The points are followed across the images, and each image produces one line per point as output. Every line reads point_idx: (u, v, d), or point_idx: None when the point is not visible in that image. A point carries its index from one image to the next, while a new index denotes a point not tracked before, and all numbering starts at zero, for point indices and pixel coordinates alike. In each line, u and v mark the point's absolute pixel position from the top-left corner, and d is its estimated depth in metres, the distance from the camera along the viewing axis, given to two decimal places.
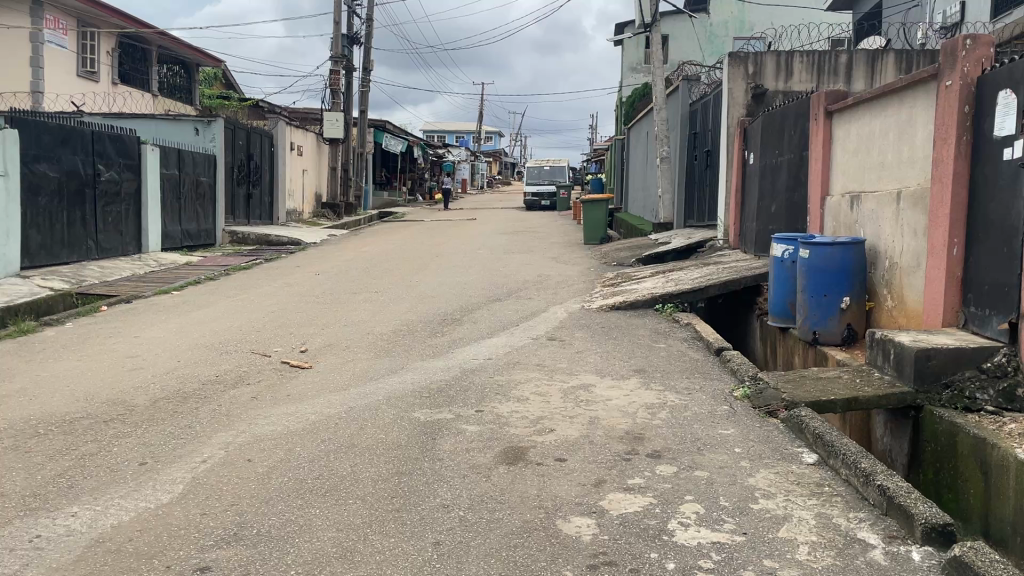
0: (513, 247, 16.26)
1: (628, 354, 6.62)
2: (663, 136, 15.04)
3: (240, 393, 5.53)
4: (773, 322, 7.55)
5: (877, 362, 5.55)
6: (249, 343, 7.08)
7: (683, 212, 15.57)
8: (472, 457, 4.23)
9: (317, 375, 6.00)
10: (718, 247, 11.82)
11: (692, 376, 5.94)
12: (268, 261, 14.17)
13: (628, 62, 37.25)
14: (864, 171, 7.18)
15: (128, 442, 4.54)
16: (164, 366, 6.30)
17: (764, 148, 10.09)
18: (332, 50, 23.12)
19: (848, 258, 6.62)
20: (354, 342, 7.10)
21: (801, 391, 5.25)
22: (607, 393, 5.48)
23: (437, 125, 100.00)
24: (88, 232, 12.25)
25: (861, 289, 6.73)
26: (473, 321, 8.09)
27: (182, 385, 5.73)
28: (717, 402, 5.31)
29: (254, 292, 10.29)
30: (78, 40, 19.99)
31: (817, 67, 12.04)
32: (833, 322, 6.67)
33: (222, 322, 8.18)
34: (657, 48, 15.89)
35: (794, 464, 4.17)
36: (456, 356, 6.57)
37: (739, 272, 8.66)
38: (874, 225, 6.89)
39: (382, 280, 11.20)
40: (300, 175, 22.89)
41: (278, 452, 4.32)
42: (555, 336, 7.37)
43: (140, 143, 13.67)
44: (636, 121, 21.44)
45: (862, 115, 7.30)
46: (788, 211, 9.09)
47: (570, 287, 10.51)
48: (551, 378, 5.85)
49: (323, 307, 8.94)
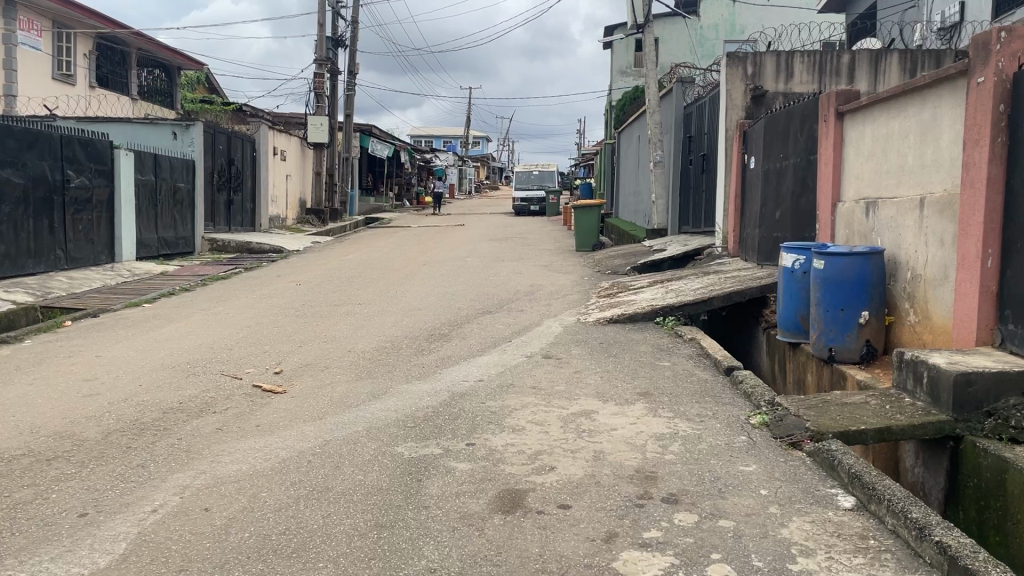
0: (503, 254, 15.74)
1: (630, 374, 6.09)
2: (656, 139, 14.57)
3: (204, 424, 4.98)
4: (782, 337, 7.06)
5: (907, 386, 5.05)
6: (220, 364, 6.52)
7: (678, 219, 15.07)
8: (463, 503, 3.69)
9: (291, 401, 5.44)
10: (716, 255, 11.33)
11: (702, 401, 5.42)
12: (247, 270, 13.56)
13: (617, 66, 36.93)
14: (881, 176, 6.69)
15: (70, 486, 3.97)
16: (124, 392, 5.73)
17: (766, 151, 9.62)
18: (316, 52, 22.57)
19: (866, 270, 6.13)
20: (334, 362, 6.55)
21: (826, 419, 4.74)
22: (611, 421, 4.95)
23: (424, 130, 99.52)
24: (57, 241, 11.64)
25: (881, 302, 6.24)
26: (462, 337, 7.56)
27: (140, 415, 5.16)
28: (733, 431, 4.80)
29: (231, 305, 9.72)
30: (53, 42, 19.34)
31: (818, 66, 11.56)
32: (851, 339, 6.18)
33: (193, 339, 7.61)
34: (649, 48, 15.35)
35: (830, 509, 3.66)
36: (444, 377, 6.04)
37: (744, 282, 8.16)
38: (893, 233, 6.40)
39: (365, 291, 10.64)
40: (283, 180, 22.30)
41: (241, 498, 3.78)
42: (551, 353, 6.83)
43: (114, 148, 13.09)
44: (627, 124, 20.99)
45: (877, 115, 6.81)
46: (795, 218, 8.61)
47: (564, 297, 9.99)
48: (549, 404, 5.30)
49: (302, 322, 8.38)
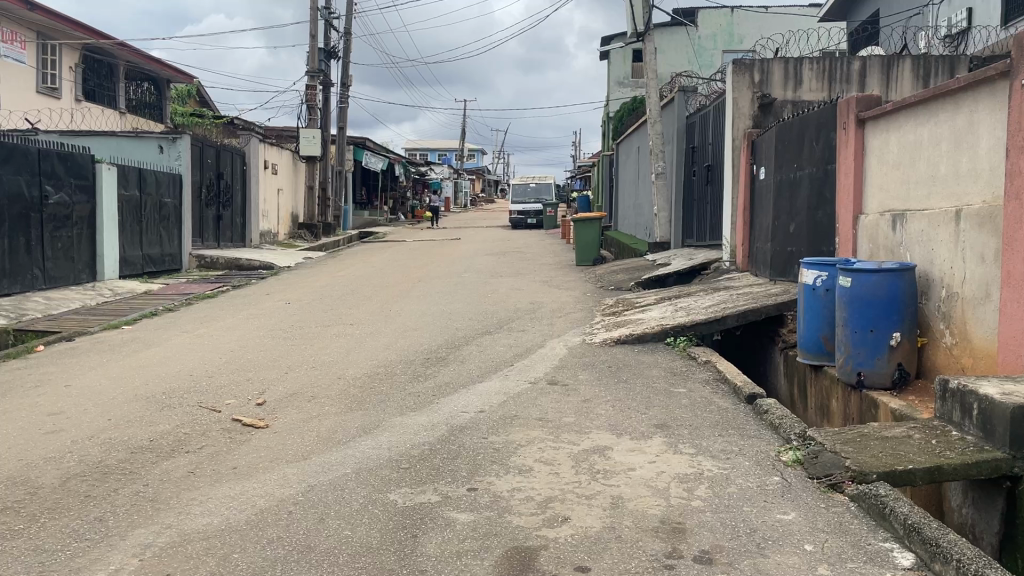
0: (500, 269, 15.28)
1: (644, 403, 5.60)
2: (658, 150, 14.15)
3: (175, 466, 4.48)
4: (803, 359, 6.58)
5: (953, 418, 4.56)
6: (198, 394, 6.02)
7: (681, 232, 14.65)
8: (466, 566, 3.20)
9: (273, 438, 4.94)
10: (724, 270, 10.87)
11: (725, 434, 4.94)
12: (234, 288, 13.06)
13: (615, 77, 36.53)
14: (909, 187, 6.23)
15: (12, 547, 3.46)
16: (91, 428, 5.23)
17: (777, 162, 9.18)
18: (308, 64, 22.16)
19: (897, 287, 5.66)
20: (322, 391, 6.05)
21: (868, 456, 4.25)
22: (628, 460, 4.46)
23: (419, 144, 98.94)
24: (34, 260, 11.14)
25: (913, 323, 5.76)
26: (461, 360, 7.07)
27: (105, 456, 4.66)
28: (765, 471, 4.31)
29: (215, 327, 9.22)
30: (38, 55, 18.88)
31: (828, 74, 11.06)
32: (881, 362, 5.70)
33: (172, 365, 7.11)
34: (648, 57, 14.93)
35: (888, 570, 3.18)
36: (441, 407, 5.54)
37: (759, 299, 7.70)
38: (924, 248, 5.93)
39: (357, 310, 10.15)
40: (275, 194, 21.82)
41: (208, 561, 3.28)
42: (556, 379, 6.34)
43: (95, 162, 12.62)
44: (627, 134, 20.60)
45: (903, 121, 6.36)
46: (810, 231, 8.17)
47: (567, 316, 9.50)
48: (558, 439, 4.82)
49: (291, 346, 7.89)
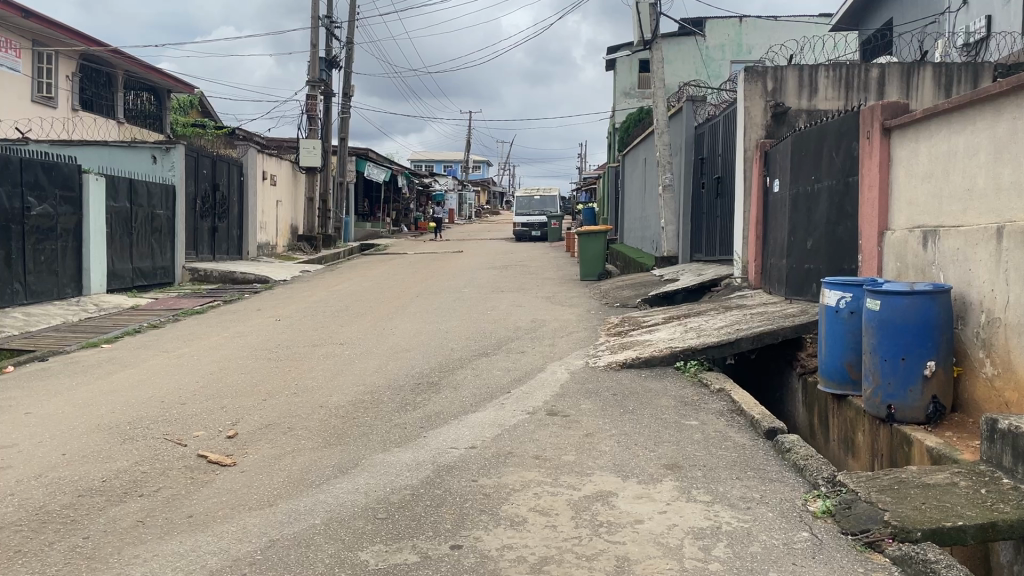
0: (502, 284, 14.79)
1: (653, 440, 5.08)
2: (666, 162, 13.68)
3: (124, 513, 3.96)
4: (825, 388, 6.06)
5: (1003, 464, 4.03)
6: (164, 425, 5.51)
7: (689, 246, 14.09)
8: None
9: (238, 480, 4.42)
10: (735, 286, 10.35)
11: (744, 477, 4.41)
12: (224, 304, 12.57)
13: (621, 88, 36.08)
14: (943, 201, 5.71)
15: None
16: (40, 465, 4.71)
17: (792, 174, 8.68)
18: (310, 73, 21.77)
19: (931, 311, 5.13)
20: (300, 422, 5.54)
21: (910, 508, 3.71)
22: (635, 509, 3.93)
23: (425, 156, 98.80)
24: (15, 273, 10.68)
25: (950, 351, 5.22)
26: (454, 387, 6.56)
27: (47, 500, 4.14)
28: (792, 525, 3.78)
29: (197, 347, 8.72)
30: (34, 63, 18.51)
31: (845, 82, 10.54)
32: (914, 394, 5.17)
33: (144, 390, 6.61)
34: (655, 65, 14.44)
35: None
36: (428, 443, 5.02)
37: (776, 321, 7.18)
38: (960, 268, 5.40)
39: (348, 329, 9.65)
40: (273, 206, 21.39)
41: None
42: (556, 410, 5.82)
43: (82, 172, 12.18)
44: (633, 145, 20.15)
45: (935, 130, 5.85)
46: (830, 248, 7.67)
47: (570, 335, 8.98)
48: (557, 482, 4.31)
49: (272, 368, 7.39)
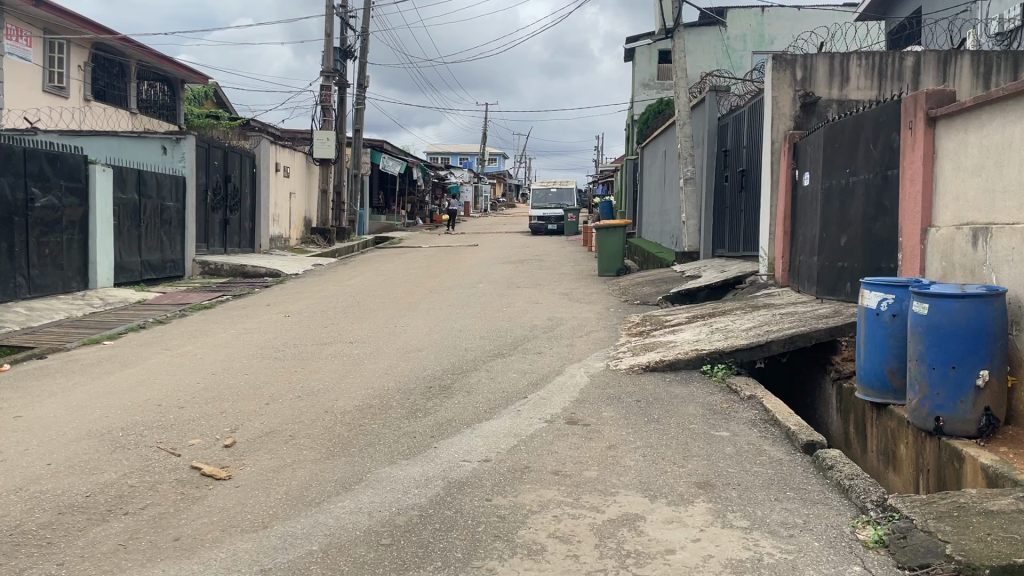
0: (518, 279, 14.42)
1: (680, 454, 4.69)
2: (687, 154, 13.27)
3: (105, 536, 3.62)
4: (863, 396, 5.65)
5: None
6: (158, 432, 5.18)
7: (711, 241, 13.65)
8: None
9: (231, 496, 4.08)
10: (761, 284, 9.93)
11: (783, 499, 4.02)
12: (233, 299, 12.27)
13: (640, 79, 35.56)
14: (995, 196, 5.27)
15: None
16: (22, 476, 4.39)
17: (824, 166, 8.25)
18: (324, 63, 21.40)
19: (984, 317, 4.72)
20: (303, 429, 5.20)
21: (975, 540, 3.31)
22: (665, 536, 3.56)
23: (441, 148, 98.56)
24: (18, 266, 10.41)
25: (1003, 359, 4.80)
26: (467, 391, 6.20)
27: (25, 518, 3.81)
28: (840, 557, 3.40)
29: (202, 344, 8.39)
30: (45, 52, 18.26)
31: (878, 70, 10.06)
32: (965, 406, 4.75)
33: (142, 392, 6.30)
34: (677, 54, 13.98)
35: None
36: (439, 455, 4.66)
37: (809, 322, 6.77)
38: (1015, 269, 4.97)
39: (357, 326, 9.30)
40: (286, 198, 21.10)
41: None
42: (576, 418, 5.44)
43: (88, 163, 11.89)
44: (652, 138, 19.71)
45: (987, 119, 5.40)
46: (866, 245, 7.27)
47: (589, 335, 8.59)
48: (577, 502, 3.94)
49: (277, 369, 7.04)
